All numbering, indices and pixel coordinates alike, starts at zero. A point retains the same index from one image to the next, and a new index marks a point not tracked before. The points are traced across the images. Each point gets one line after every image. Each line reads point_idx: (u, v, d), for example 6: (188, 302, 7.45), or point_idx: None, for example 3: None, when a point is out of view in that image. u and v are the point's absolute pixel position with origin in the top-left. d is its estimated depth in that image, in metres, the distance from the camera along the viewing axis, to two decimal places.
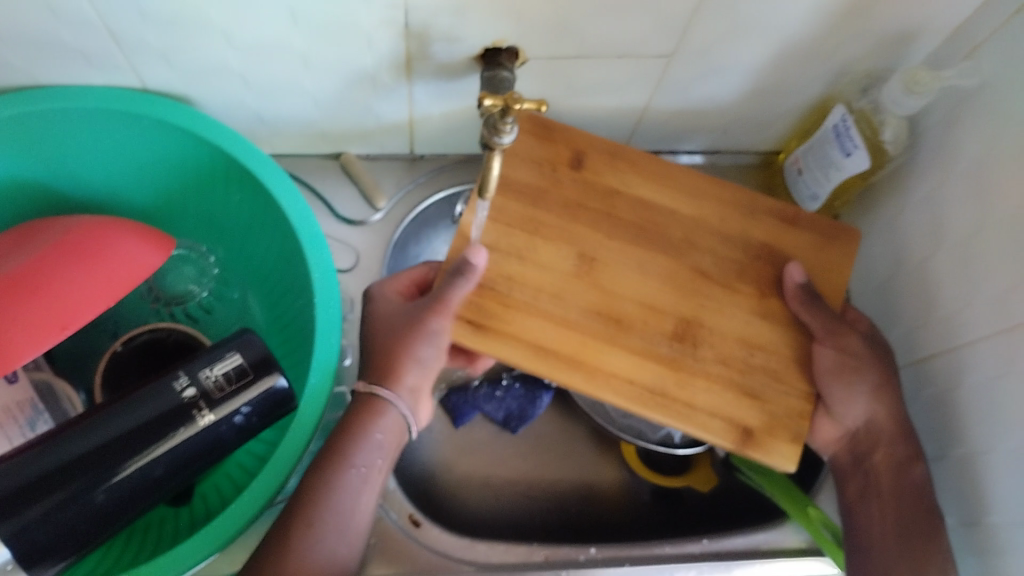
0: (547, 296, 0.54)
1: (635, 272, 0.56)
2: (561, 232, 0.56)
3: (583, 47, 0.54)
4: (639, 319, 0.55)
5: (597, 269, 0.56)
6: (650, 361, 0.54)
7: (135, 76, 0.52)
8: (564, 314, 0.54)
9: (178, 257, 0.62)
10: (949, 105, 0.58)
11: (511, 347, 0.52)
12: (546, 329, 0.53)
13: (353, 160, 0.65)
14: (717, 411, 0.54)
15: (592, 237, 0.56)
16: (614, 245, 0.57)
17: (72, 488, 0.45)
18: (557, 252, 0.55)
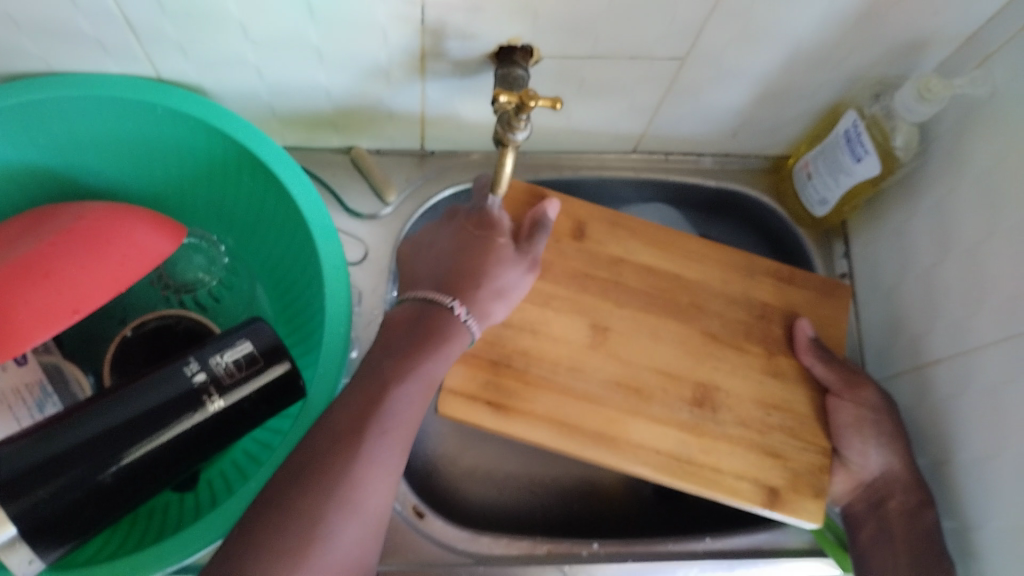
0: (566, 368, 0.57)
1: (648, 335, 0.60)
2: (570, 301, 0.60)
3: (597, 48, 0.54)
4: (659, 387, 0.58)
5: (612, 336, 0.59)
6: (672, 428, 0.57)
7: (151, 65, 0.52)
8: (585, 388, 0.57)
9: (190, 246, 0.62)
10: (960, 113, 0.59)
11: (535, 424, 0.55)
12: (567, 404, 0.56)
13: (363, 154, 0.66)
14: (744, 474, 0.57)
15: (603, 306, 0.60)
16: (625, 312, 0.60)
17: (81, 470, 0.45)
18: (570, 322, 0.59)
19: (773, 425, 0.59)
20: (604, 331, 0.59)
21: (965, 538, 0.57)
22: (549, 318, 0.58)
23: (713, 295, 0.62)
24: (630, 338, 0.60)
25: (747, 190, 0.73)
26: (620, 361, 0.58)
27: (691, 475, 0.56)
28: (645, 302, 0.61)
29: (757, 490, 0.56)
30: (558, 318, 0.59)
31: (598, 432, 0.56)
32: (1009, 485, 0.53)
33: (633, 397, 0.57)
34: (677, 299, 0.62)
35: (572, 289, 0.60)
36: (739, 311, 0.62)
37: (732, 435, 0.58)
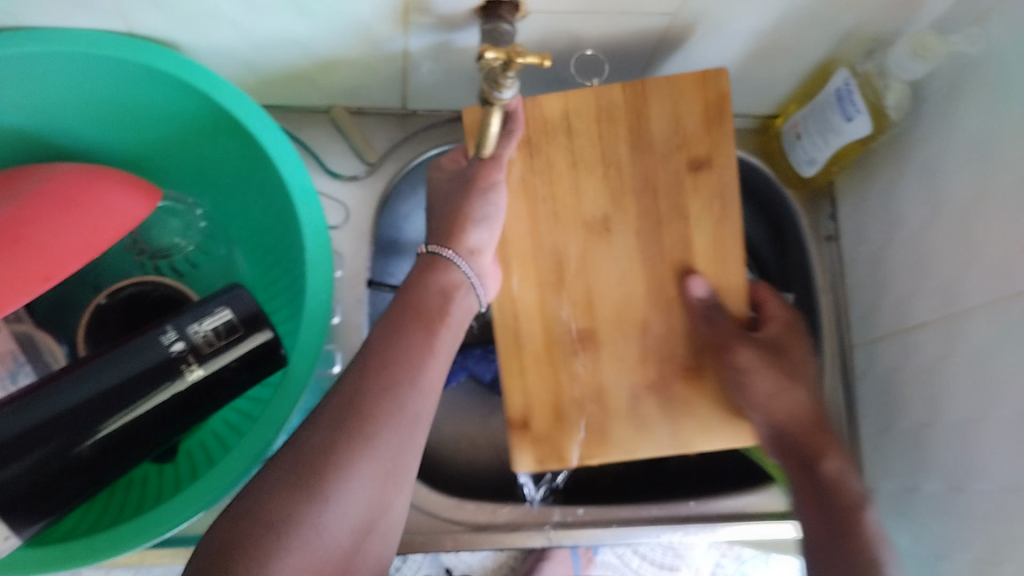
0: (547, 211, 0.57)
1: (624, 269, 0.58)
2: (617, 180, 0.57)
3: (584, 3, 0.52)
4: (574, 295, 0.58)
5: (613, 225, 0.57)
6: (547, 320, 0.58)
7: (121, 20, 0.50)
8: (541, 229, 0.57)
9: (164, 210, 0.60)
10: (953, 72, 0.57)
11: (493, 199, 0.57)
12: (517, 214, 0.57)
13: (343, 113, 0.63)
14: (529, 393, 0.58)
15: (626, 210, 0.57)
16: (627, 240, 0.57)
17: (57, 443, 0.44)
18: (591, 193, 0.57)
19: (600, 405, 0.58)
20: (600, 215, 0.57)
21: (947, 499, 0.57)
22: (588, 167, 0.57)
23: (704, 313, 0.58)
24: (593, 261, 0.58)
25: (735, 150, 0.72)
26: (583, 251, 0.57)
27: (503, 346, 0.58)
28: (645, 256, 0.58)
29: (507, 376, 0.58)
30: (594, 180, 0.57)
31: (504, 262, 0.57)
32: (995, 448, 0.53)
33: (563, 285, 0.58)
34: (653, 284, 0.58)
35: (592, 209, 0.57)
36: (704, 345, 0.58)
37: (561, 366, 0.58)
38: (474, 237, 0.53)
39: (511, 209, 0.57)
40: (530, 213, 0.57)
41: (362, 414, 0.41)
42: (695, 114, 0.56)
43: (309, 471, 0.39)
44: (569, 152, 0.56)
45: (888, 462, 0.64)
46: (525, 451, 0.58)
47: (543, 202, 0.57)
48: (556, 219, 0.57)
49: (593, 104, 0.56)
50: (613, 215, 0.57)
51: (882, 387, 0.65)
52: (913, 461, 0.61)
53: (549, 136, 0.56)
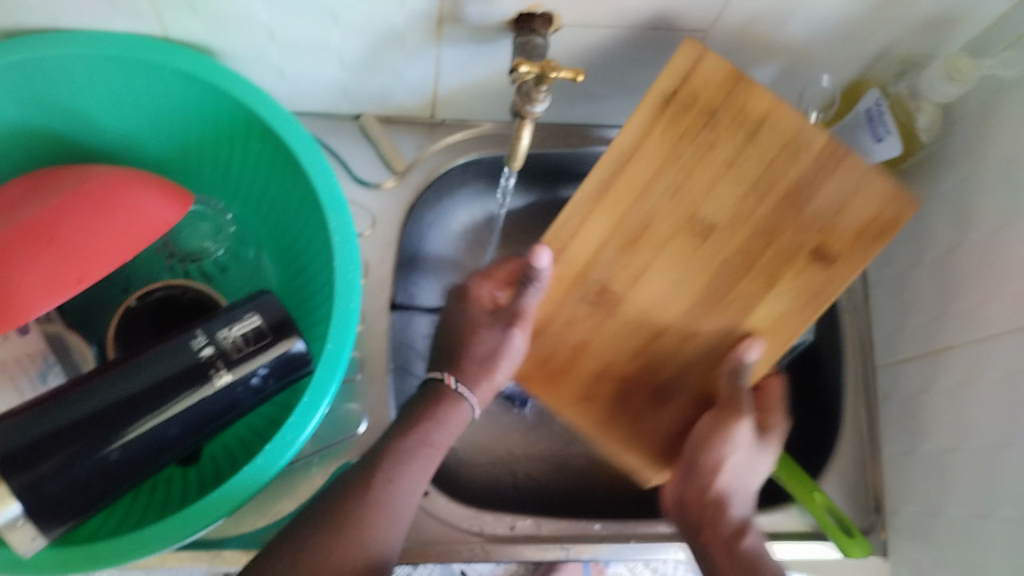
0: (671, 185, 0.56)
1: (687, 279, 0.57)
2: (734, 200, 0.56)
3: (618, 17, 0.52)
4: (626, 275, 0.58)
5: (718, 228, 0.56)
6: (595, 262, 0.58)
7: (158, 24, 0.50)
8: (650, 199, 0.57)
9: (195, 214, 0.61)
10: (986, 94, 0.57)
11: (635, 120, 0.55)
12: (652, 158, 0.56)
13: (372, 122, 0.64)
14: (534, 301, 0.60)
15: (732, 219, 0.56)
16: (700, 258, 0.57)
17: (86, 444, 0.44)
18: (720, 195, 0.56)
19: (570, 361, 0.60)
20: (710, 219, 0.56)
21: (968, 525, 0.57)
22: (720, 179, 0.56)
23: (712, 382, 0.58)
24: (662, 257, 0.57)
25: None
26: (669, 245, 0.57)
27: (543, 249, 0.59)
28: (713, 282, 0.57)
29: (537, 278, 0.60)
30: (723, 189, 0.56)
31: (602, 188, 0.57)
32: (1023, 474, 0.52)
33: (633, 253, 0.58)
34: (692, 314, 0.57)
35: (698, 220, 0.56)
36: (691, 400, 0.59)
37: (583, 319, 0.59)
38: (494, 379, 0.57)
39: (651, 142, 0.56)
40: (650, 157, 0.56)
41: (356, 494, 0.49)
42: (862, 215, 0.54)
43: (308, 557, 0.45)
44: (702, 155, 0.56)
45: (909, 484, 0.64)
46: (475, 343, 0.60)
47: (668, 161, 0.56)
48: (663, 180, 0.56)
49: (790, 130, 0.54)
50: (714, 207, 0.56)
51: (906, 409, 0.64)
52: (935, 484, 0.61)
53: (699, 147, 0.56)
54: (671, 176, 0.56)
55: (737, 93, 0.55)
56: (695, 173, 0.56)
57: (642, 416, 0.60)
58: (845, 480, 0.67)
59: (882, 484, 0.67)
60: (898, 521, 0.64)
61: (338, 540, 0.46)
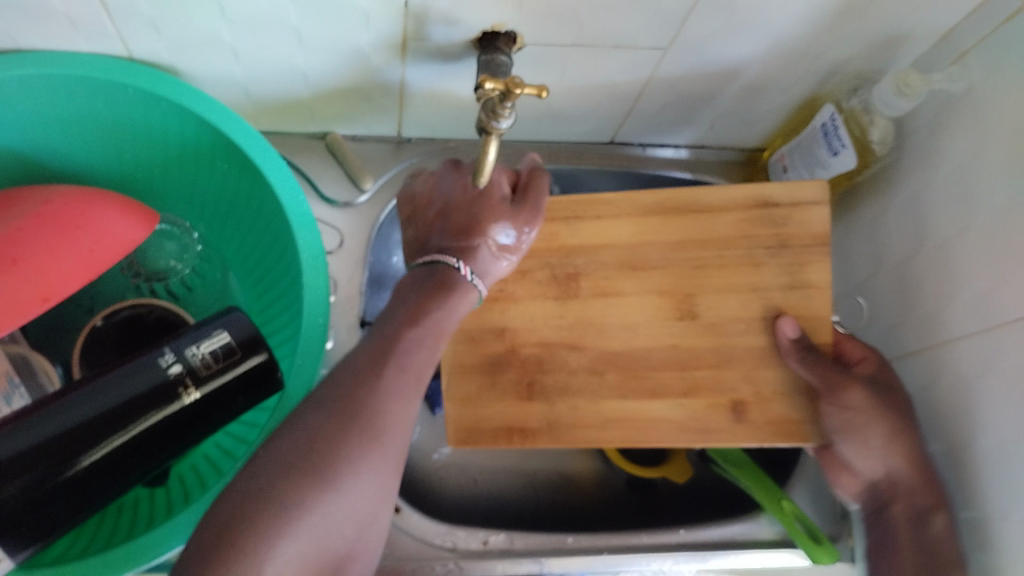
0: (707, 263, 0.58)
1: (641, 329, 0.58)
2: (725, 304, 0.58)
3: (580, 36, 0.53)
4: (602, 312, 0.58)
5: (705, 314, 0.57)
6: (600, 249, 0.59)
7: (124, 44, 0.50)
8: (697, 248, 0.58)
9: (161, 232, 0.60)
10: (936, 109, 0.59)
11: (716, 189, 0.58)
12: (722, 218, 0.58)
13: (339, 140, 0.64)
14: None
15: (710, 296, 0.58)
16: (670, 326, 0.58)
17: (52, 464, 0.44)
18: (728, 300, 0.58)
19: (491, 304, 0.58)
20: (700, 310, 0.57)
21: None
22: (731, 283, 0.58)
23: (585, 424, 0.57)
24: (643, 298, 0.58)
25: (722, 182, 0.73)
26: (650, 310, 0.58)
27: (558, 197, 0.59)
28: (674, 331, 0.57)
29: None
30: (731, 297, 0.58)
31: (655, 198, 0.58)
32: (989, 475, 0.54)
33: (621, 278, 0.58)
34: (621, 356, 0.58)
35: (680, 306, 0.58)
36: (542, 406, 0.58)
37: (538, 287, 0.59)
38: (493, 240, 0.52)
39: (725, 216, 0.58)
40: (707, 231, 0.58)
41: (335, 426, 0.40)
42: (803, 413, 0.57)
43: (313, 461, 0.38)
44: (747, 263, 0.58)
45: None
46: None
47: (713, 243, 0.58)
48: (700, 238, 0.58)
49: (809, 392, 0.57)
50: (699, 275, 0.58)
51: None
52: None
53: (750, 263, 0.58)
54: (704, 257, 0.58)
55: (816, 252, 0.56)
56: (703, 277, 0.58)
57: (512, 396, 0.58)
58: (813, 487, 0.68)
59: None
60: None
61: (356, 429, 0.40)
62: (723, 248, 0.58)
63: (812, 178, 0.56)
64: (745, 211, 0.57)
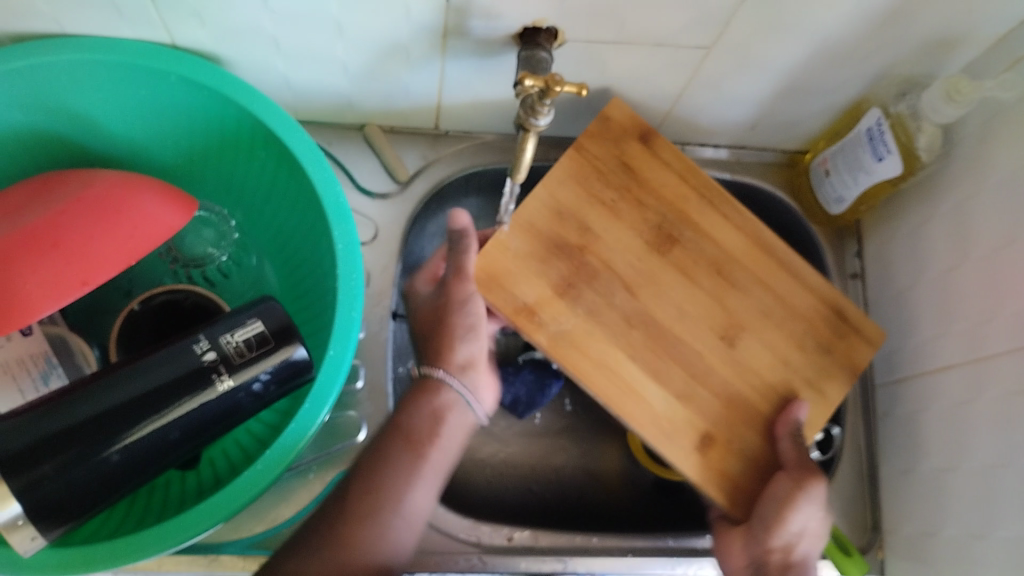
0: (765, 317, 0.61)
1: (688, 318, 0.59)
2: (751, 350, 0.60)
3: (622, 34, 0.53)
4: (692, 301, 0.60)
5: (741, 352, 0.60)
6: (714, 237, 0.62)
7: (167, 32, 0.51)
8: (765, 305, 0.61)
9: (198, 220, 0.61)
10: (987, 116, 0.58)
11: (808, 272, 0.63)
12: (797, 294, 0.62)
13: (376, 131, 0.65)
14: (671, 164, 0.62)
15: (750, 331, 0.60)
16: (705, 343, 0.59)
17: (87, 445, 0.45)
18: (760, 355, 0.60)
19: (593, 209, 0.60)
20: (738, 345, 0.60)
21: (966, 544, 0.57)
22: (771, 345, 0.60)
23: (581, 352, 0.57)
24: (708, 303, 0.60)
25: (762, 184, 0.72)
26: (704, 311, 0.60)
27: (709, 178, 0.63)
28: (708, 344, 0.59)
29: (675, 155, 0.62)
30: (760, 352, 0.60)
31: (771, 240, 0.62)
32: (1021, 496, 0.53)
33: (702, 270, 0.61)
34: (655, 326, 0.59)
35: (723, 317, 0.60)
36: (565, 309, 0.58)
37: (643, 222, 0.61)
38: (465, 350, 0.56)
39: (805, 283, 0.62)
40: (793, 298, 0.62)
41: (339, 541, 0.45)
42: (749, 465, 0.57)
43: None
44: (798, 343, 0.61)
45: (905, 503, 0.64)
46: (632, 141, 0.61)
47: (788, 307, 0.62)
48: (784, 296, 0.62)
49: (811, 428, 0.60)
50: (760, 318, 0.61)
51: (905, 427, 0.64)
52: (933, 502, 0.61)
53: (805, 346, 0.61)
54: (776, 320, 0.61)
55: (846, 372, 0.61)
56: (757, 325, 0.61)
57: (561, 224, 0.59)
58: (843, 496, 0.67)
59: (880, 501, 0.67)
60: (896, 540, 0.64)
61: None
62: (795, 314, 0.62)
63: (871, 325, 0.63)
64: (818, 303, 0.62)
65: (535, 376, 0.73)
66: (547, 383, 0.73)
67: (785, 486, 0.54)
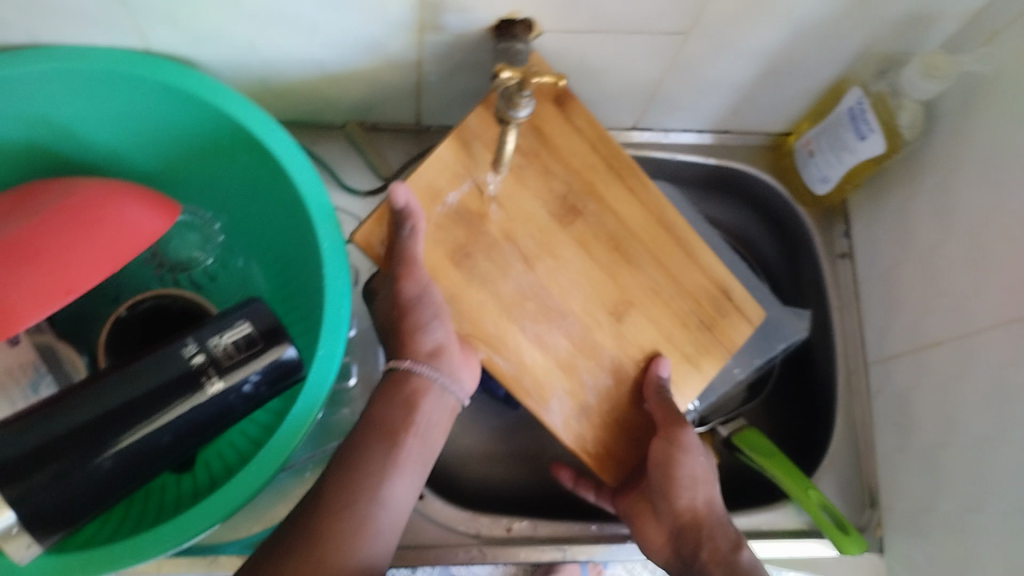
0: (656, 295, 0.60)
1: (579, 292, 0.58)
2: (639, 322, 0.59)
3: (598, 23, 0.53)
4: (588, 273, 0.58)
5: (628, 326, 0.59)
6: (622, 211, 0.60)
7: (143, 38, 0.51)
8: (654, 280, 0.60)
9: (183, 224, 0.61)
10: (967, 91, 0.58)
11: (706, 252, 0.62)
12: (689, 271, 0.61)
13: (358, 130, 0.64)
14: (583, 130, 0.59)
15: (640, 303, 0.59)
16: (593, 313, 0.58)
17: (79, 453, 0.45)
18: (644, 330, 0.59)
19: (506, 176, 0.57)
20: (626, 321, 0.59)
21: (961, 519, 0.57)
22: (658, 321, 0.60)
23: (474, 325, 0.55)
24: (598, 274, 0.58)
25: (746, 168, 0.72)
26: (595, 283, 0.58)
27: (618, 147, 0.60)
28: (592, 313, 0.58)
29: (589, 121, 0.59)
30: (642, 324, 0.59)
31: (670, 215, 0.61)
32: (1015, 468, 0.53)
33: (601, 244, 0.59)
34: (544, 297, 0.57)
35: (618, 292, 0.59)
36: (461, 279, 0.55)
37: (549, 191, 0.58)
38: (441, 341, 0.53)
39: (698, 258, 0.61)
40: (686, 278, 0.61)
41: (326, 542, 0.44)
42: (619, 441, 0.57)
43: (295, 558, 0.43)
44: (681, 320, 0.60)
45: (901, 480, 0.64)
46: (545, 104, 0.58)
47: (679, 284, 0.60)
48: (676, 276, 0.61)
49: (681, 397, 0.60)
50: (648, 291, 0.60)
51: (898, 404, 0.64)
52: (928, 479, 0.61)
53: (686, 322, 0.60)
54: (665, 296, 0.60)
55: (721, 350, 0.61)
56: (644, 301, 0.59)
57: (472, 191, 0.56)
58: (840, 476, 0.67)
59: (876, 479, 0.67)
60: (893, 517, 0.65)
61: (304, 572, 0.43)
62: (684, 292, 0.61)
63: (753, 304, 0.63)
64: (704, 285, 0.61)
65: None
66: None
67: (662, 447, 0.54)
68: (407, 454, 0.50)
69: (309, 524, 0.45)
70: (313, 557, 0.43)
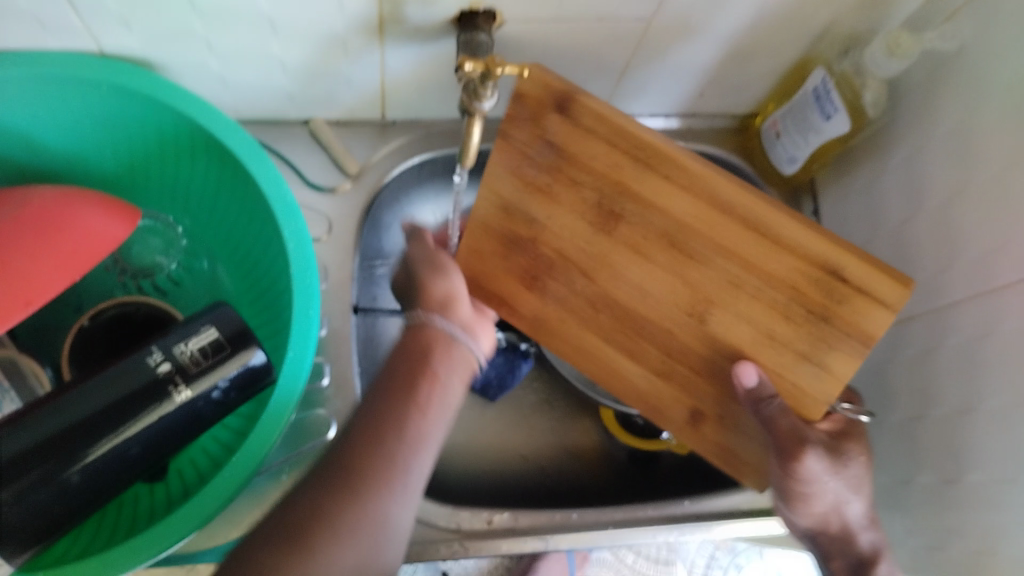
0: (744, 287, 0.50)
1: (652, 295, 0.53)
2: (732, 316, 0.51)
3: (561, 11, 0.52)
4: (655, 279, 0.52)
5: (715, 324, 0.52)
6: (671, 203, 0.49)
7: (95, 40, 0.49)
8: (733, 270, 0.50)
9: (144, 228, 0.60)
10: (930, 68, 0.58)
11: (790, 226, 0.48)
12: (795, 231, 0.48)
13: (321, 125, 0.64)
14: (590, 125, 0.48)
15: (732, 304, 0.51)
16: (669, 325, 0.53)
17: (45, 468, 0.44)
18: (741, 329, 0.52)
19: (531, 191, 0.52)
20: (710, 318, 0.52)
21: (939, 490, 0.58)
22: (749, 304, 0.50)
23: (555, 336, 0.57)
24: (667, 276, 0.52)
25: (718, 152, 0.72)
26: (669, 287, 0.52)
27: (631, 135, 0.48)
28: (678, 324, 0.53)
29: (598, 116, 0.48)
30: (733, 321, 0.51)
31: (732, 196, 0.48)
32: (988, 438, 0.53)
33: (655, 244, 0.51)
34: (620, 306, 0.54)
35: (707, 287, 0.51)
36: (535, 299, 0.56)
37: (582, 202, 0.51)
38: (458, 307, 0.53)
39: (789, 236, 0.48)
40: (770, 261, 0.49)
41: (368, 471, 0.43)
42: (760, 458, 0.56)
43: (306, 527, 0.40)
44: (781, 312, 0.50)
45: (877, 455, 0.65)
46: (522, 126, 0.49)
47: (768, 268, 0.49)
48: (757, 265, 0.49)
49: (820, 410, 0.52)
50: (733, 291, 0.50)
51: (872, 381, 0.65)
52: (904, 451, 0.61)
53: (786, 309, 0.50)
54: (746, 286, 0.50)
55: (850, 343, 0.49)
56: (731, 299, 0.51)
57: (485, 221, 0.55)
58: None
59: None
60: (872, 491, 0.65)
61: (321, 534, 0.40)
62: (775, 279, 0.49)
63: (886, 283, 0.47)
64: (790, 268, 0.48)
65: (505, 358, 0.73)
66: (517, 364, 0.73)
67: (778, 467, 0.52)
68: (430, 395, 0.48)
69: (344, 459, 0.43)
70: (357, 487, 0.42)
